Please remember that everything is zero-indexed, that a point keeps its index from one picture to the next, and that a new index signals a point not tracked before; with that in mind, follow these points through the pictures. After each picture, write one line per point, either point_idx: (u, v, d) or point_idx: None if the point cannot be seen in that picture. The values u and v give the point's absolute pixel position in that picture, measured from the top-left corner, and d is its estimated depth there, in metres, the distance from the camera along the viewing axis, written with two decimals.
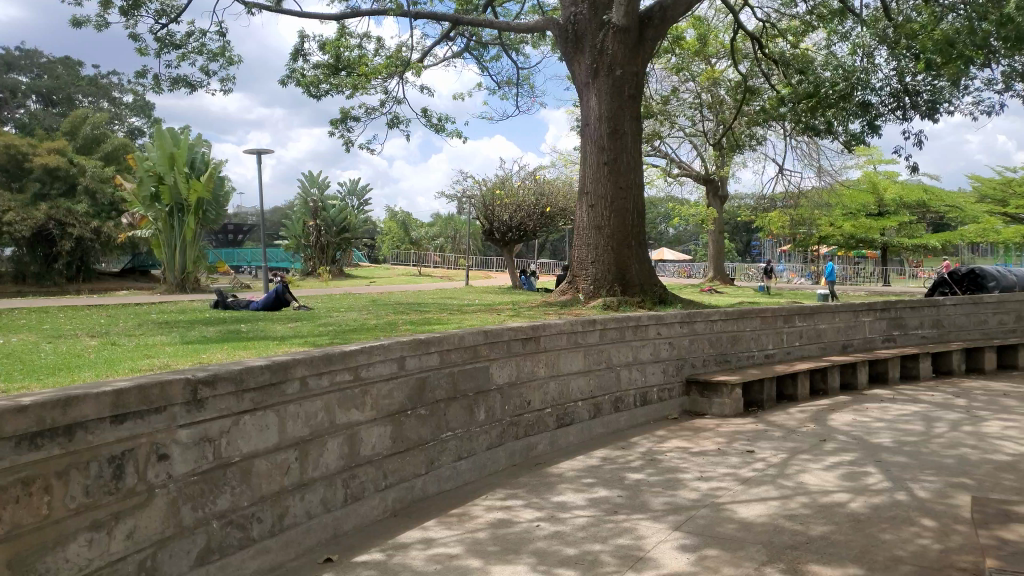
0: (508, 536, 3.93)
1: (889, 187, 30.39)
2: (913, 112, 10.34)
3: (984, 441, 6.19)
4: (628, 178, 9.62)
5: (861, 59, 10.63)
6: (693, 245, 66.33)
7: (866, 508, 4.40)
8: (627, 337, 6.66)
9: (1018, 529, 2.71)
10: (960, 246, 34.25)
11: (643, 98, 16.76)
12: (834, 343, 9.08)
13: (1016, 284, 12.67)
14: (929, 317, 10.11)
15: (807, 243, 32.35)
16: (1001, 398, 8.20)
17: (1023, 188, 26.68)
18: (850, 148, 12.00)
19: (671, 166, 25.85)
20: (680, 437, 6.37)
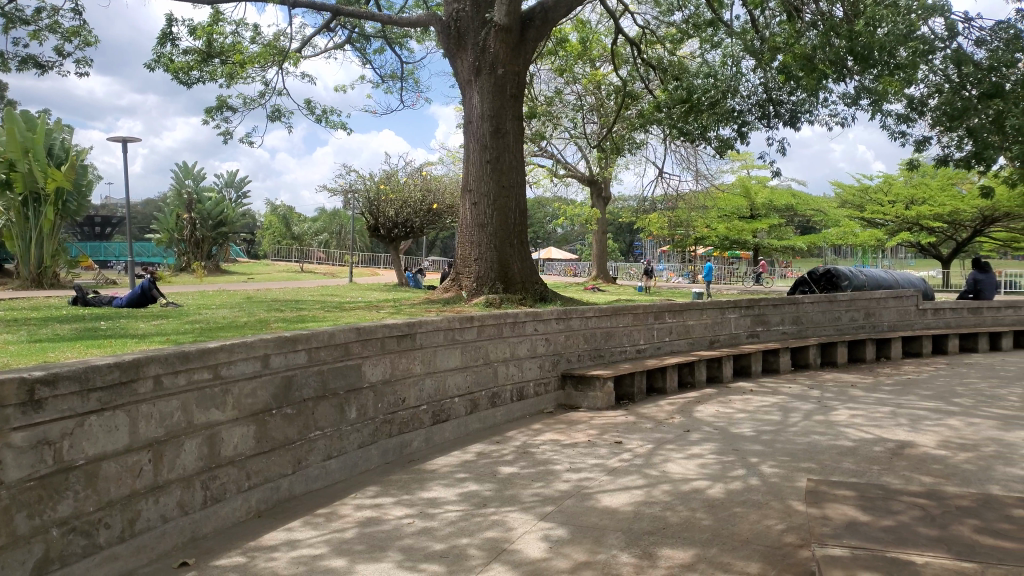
0: (375, 534, 3.91)
1: (760, 192, 32.06)
2: (776, 120, 11.03)
3: (832, 429, 6.68)
4: (509, 176, 9.75)
5: (730, 68, 11.20)
6: (580, 245, 67.66)
7: (721, 493, 4.67)
8: (504, 333, 6.75)
9: (840, 507, 2.96)
10: (824, 248, 36.60)
11: (530, 99, 16.96)
12: (702, 338, 9.54)
13: (866, 284, 13.71)
14: (789, 314, 10.76)
15: (684, 245, 33.71)
16: (849, 389, 8.87)
17: (877, 195, 28.79)
18: (721, 153, 12.61)
19: (557, 166, 26.30)
20: (554, 430, 6.53)
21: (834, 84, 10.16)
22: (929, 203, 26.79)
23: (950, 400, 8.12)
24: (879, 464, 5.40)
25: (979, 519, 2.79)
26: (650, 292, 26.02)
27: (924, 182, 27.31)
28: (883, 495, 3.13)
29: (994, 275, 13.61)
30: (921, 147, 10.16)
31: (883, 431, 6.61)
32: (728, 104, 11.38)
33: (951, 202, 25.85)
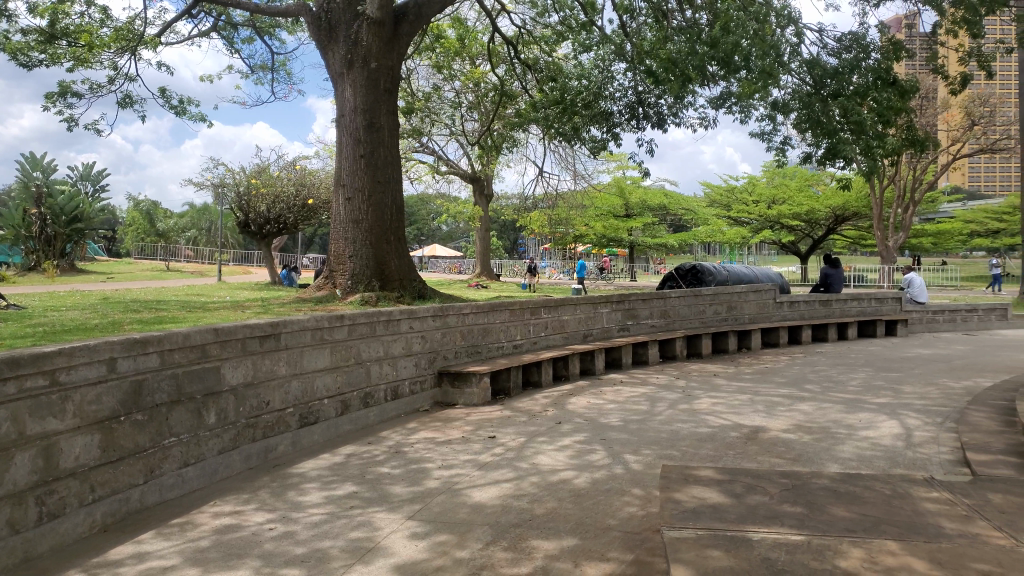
0: (234, 542, 3.76)
1: (634, 192, 33.10)
2: (646, 122, 11.42)
3: (694, 416, 7.01)
4: (385, 172, 9.60)
5: (602, 69, 11.51)
6: (462, 243, 67.67)
7: (587, 482, 4.80)
8: (377, 332, 6.62)
9: (691, 489, 3.11)
10: (694, 246, 38.31)
11: (408, 94, 16.73)
12: (576, 333, 9.76)
13: (728, 279, 14.43)
14: (657, 308, 11.18)
15: (564, 242, 34.40)
16: (712, 378, 9.35)
17: (742, 196, 30.42)
18: (595, 153, 12.94)
19: (438, 163, 26.16)
20: (429, 428, 6.50)
21: (701, 88, 10.62)
22: (788, 203, 28.53)
23: (802, 386, 8.70)
24: (735, 448, 5.71)
25: (812, 494, 2.99)
26: (531, 288, 26.43)
27: (783, 183, 29.11)
28: (730, 478, 3.30)
29: (842, 270, 14.67)
30: (782, 147, 10.80)
31: (741, 417, 7.00)
32: (602, 105, 11.66)
33: (807, 202, 27.71)
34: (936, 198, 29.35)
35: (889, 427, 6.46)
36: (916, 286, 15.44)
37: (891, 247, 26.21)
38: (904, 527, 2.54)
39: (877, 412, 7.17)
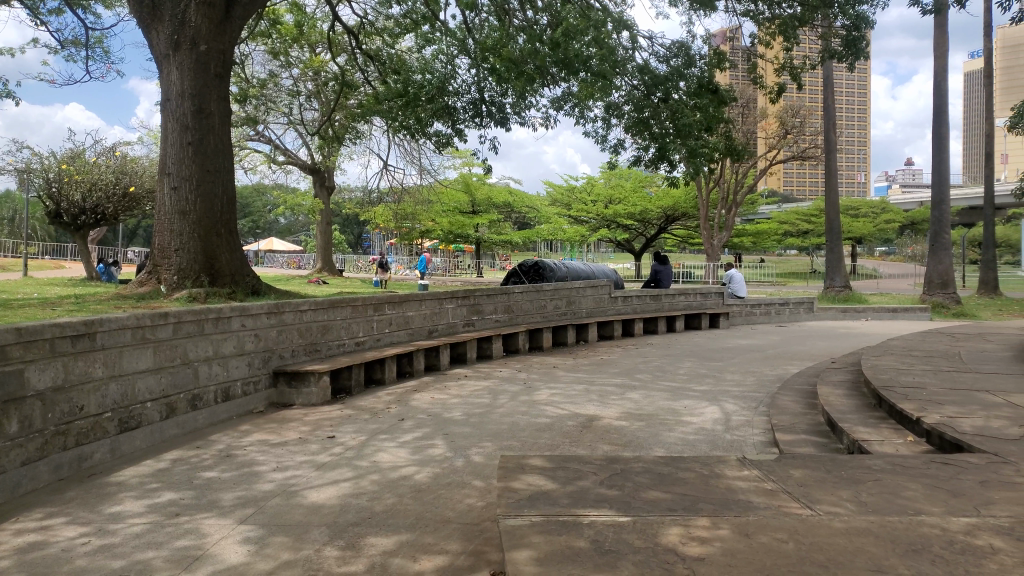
0: (39, 560, 3.44)
1: (480, 188, 32.98)
2: (489, 119, 11.54)
3: (533, 407, 7.21)
4: (215, 161, 9.10)
5: (445, 64, 11.49)
6: (303, 237, 65.38)
7: (428, 477, 4.81)
8: (206, 331, 6.27)
9: (526, 478, 3.19)
10: (537, 243, 39.18)
11: (243, 80, 15.87)
12: (420, 329, 9.71)
13: (567, 274, 14.93)
14: (501, 304, 11.30)
15: (409, 237, 34.08)
16: (552, 370, 9.64)
17: (581, 194, 31.46)
18: (439, 149, 12.93)
19: (275, 153, 25.07)
20: (264, 430, 6.25)
21: (542, 87, 10.87)
22: (622, 203, 29.89)
23: (634, 376, 9.16)
24: (571, 437, 5.93)
25: (638, 477, 3.17)
26: (383, 284, 25.96)
27: (620, 184, 30.41)
28: (562, 465, 3.42)
29: (670, 266, 15.59)
30: (616, 148, 11.32)
31: (577, 406, 7.28)
32: (445, 100, 11.62)
33: (641, 203, 29.14)
34: (754, 200, 31.82)
35: (710, 412, 6.95)
36: (737, 282, 16.57)
37: (716, 245, 28.15)
38: (718, 504, 2.75)
39: (699, 398, 7.69)
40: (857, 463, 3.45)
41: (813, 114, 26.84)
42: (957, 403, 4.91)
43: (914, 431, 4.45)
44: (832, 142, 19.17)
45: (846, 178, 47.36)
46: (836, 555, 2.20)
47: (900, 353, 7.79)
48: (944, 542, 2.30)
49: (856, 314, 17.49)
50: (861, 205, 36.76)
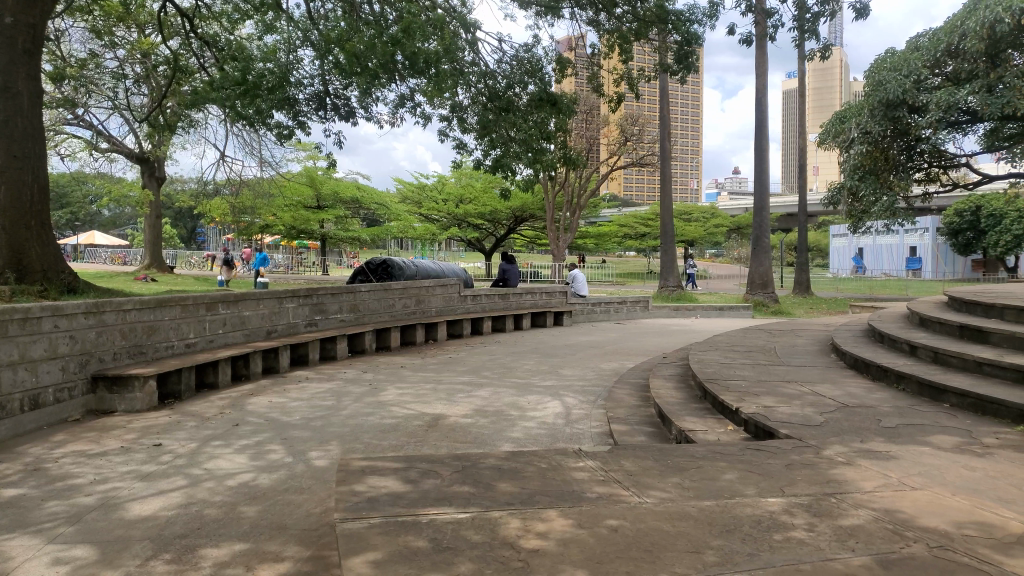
0: None
1: (325, 182, 32.02)
2: (332, 113, 11.25)
3: (378, 409, 7.11)
4: (23, 147, 8.27)
5: (287, 54, 11.05)
6: (130, 231, 60.67)
7: (266, 483, 4.63)
8: (11, 332, 5.69)
9: (368, 480, 3.15)
10: (386, 242, 38.58)
11: (59, 57, 14.43)
12: (258, 329, 9.29)
13: (415, 271, 14.68)
14: (346, 303, 11.00)
15: (249, 232, 32.50)
16: (397, 370, 9.55)
17: (431, 192, 31.27)
18: (281, 141, 12.44)
19: (98, 139, 23.05)
20: (82, 440, 5.76)
21: (387, 82, 10.70)
22: (472, 202, 30.00)
23: (480, 374, 9.27)
24: (416, 436, 5.91)
25: (479, 474, 3.21)
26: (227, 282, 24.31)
27: (469, 183, 30.58)
28: (404, 465, 3.40)
29: (517, 266, 15.91)
30: (461, 150, 11.37)
31: (422, 405, 7.26)
32: (286, 93, 11.19)
33: (491, 203, 29.45)
34: (597, 203, 33.06)
35: (552, 407, 7.17)
36: (579, 281, 17.43)
37: (561, 245, 29.01)
38: (554, 496, 2.84)
39: (542, 394, 7.90)
40: (682, 451, 3.68)
41: (650, 123, 28.27)
42: (771, 393, 5.36)
43: (734, 420, 4.82)
44: (667, 150, 20.24)
45: (680, 184, 50.24)
46: (660, 539, 2.34)
47: (724, 348, 8.39)
48: (755, 521, 2.51)
49: (687, 313, 18.63)
50: (693, 210, 39.10)
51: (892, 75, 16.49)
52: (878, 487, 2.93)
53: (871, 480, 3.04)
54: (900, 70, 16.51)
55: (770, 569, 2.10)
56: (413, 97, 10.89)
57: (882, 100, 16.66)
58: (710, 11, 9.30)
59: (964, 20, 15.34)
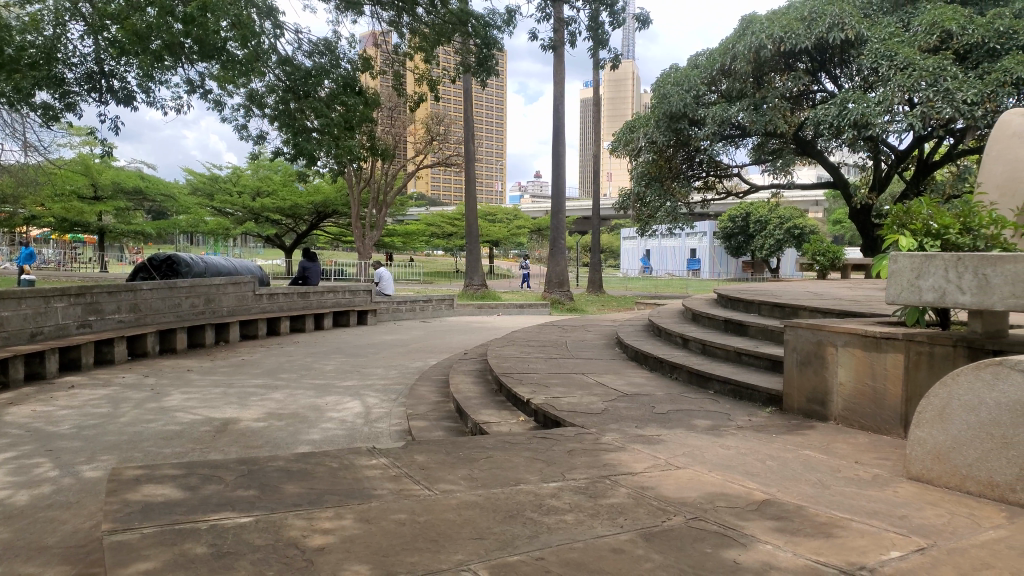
0: None
1: (104, 171, 29.15)
2: (109, 96, 10.29)
3: (162, 415, 6.63)
4: None
5: (55, 26, 9.93)
6: None
7: (22, 500, 4.16)
8: None
9: (142, 489, 2.94)
10: (175, 237, 35.85)
11: None
12: (20, 332, 8.29)
13: (206, 269, 13.77)
14: (125, 302, 10.09)
15: (8, 223, 28.74)
16: (185, 373, 8.95)
17: (227, 185, 29.54)
18: (46, 123, 11.16)
19: None
20: None
21: (174, 62, 9.94)
22: (271, 196, 28.72)
23: (277, 375, 8.92)
24: (204, 442, 5.59)
25: (265, 476, 3.11)
26: None
27: (268, 177, 29.19)
28: (183, 472, 3.22)
29: (318, 264, 15.49)
30: (259, 141, 10.88)
31: (212, 410, 6.89)
32: (53, 69, 10.07)
33: (291, 197, 28.31)
34: (404, 201, 32.93)
35: (351, 407, 7.06)
36: (384, 280, 17.29)
37: (367, 243, 28.58)
38: (344, 494, 2.83)
39: (342, 394, 7.77)
40: (473, 443, 3.78)
41: (455, 124, 28.57)
42: (561, 385, 5.66)
43: (526, 412, 5.04)
44: (472, 152, 20.58)
45: (485, 185, 51.28)
46: (446, 529, 2.41)
47: (521, 343, 8.73)
48: (535, 505, 2.66)
49: (490, 310, 19.22)
50: (498, 211, 40.10)
51: (674, 90, 17.79)
52: (647, 468, 3.20)
53: (640, 462, 3.33)
54: (682, 85, 17.87)
55: (546, 549, 2.24)
56: (204, 81, 10.21)
57: (666, 113, 18.01)
58: (508, 19, 9.57)
59: (734, 44, 16.94)
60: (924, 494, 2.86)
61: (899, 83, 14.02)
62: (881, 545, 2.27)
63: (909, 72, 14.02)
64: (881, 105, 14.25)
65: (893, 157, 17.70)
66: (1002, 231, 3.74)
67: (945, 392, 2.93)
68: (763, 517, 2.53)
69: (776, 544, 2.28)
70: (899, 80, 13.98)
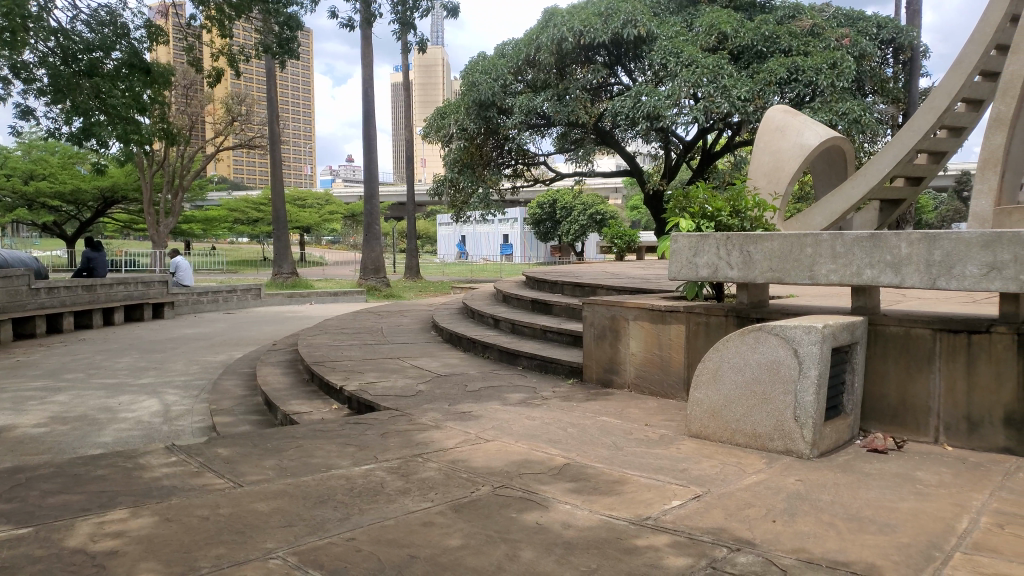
0: None
1: None
2: None
3: None
4: None
5: None
6: None
7: None
8: None
9: None
10: None
11: None
12: None
13: None
14: None
15: None
16: None
17: None
18: None
19: None
20: None
21: None
22: (48, 180, 25.75)
23: (59, 377, 8.09)
24: None
25: (45, 483, 2.85)
26: None
27: (42, 159, 26.16)
28: None
29: (105, 253, 14.18)
30: (28, 119, 9.72)
31: None
32: None
33: (72, 181, 25.56)
34: (203, 185, 30.87)
35: (147, 406, 6.58)
36: (182, 270, 16.15)
37: (162, 231, 26.47)
38: (138, 495, 2.66)
39: (137, 393, 7.20)
40: (282, 434, 3.70)
41: (256, 103, 27.13)
42: (374, 370, 5.64)
43: (338, 399, 4.99)
44: (277, 134, 19.64)
45: (293, 168, 49.30)
46: (252, 519, 2.35)
47: (333, 332, 8.56)
48: (346, 489, 2.66)
49: (301, 299, 18.56)
50: (307, 195, 38.67)
51: (483, 78, 18.09)
52: (457, 443, 3.30)
53: (451, 438, 3.42)
54: (490, 74, 18.18)
55: (357, 529, 2.26)
56: None
57: (475, 101, 18.28)
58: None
59: (538, 35, 17.54)
60: (702, 448, 3.20)
61: (685, 79, 15.20)
62: (664, 496, 2.52)
63: (693, 68, 15.26)
64: (669, 99, 15.35)
65: (680, 147, 19.10)
66: (763, 214, 4.27)
67: (717, 356, 3.28)
68: (563, 479, 2.72)
69: (575, 504, 2.46)
70: (685, 77, 15.14)
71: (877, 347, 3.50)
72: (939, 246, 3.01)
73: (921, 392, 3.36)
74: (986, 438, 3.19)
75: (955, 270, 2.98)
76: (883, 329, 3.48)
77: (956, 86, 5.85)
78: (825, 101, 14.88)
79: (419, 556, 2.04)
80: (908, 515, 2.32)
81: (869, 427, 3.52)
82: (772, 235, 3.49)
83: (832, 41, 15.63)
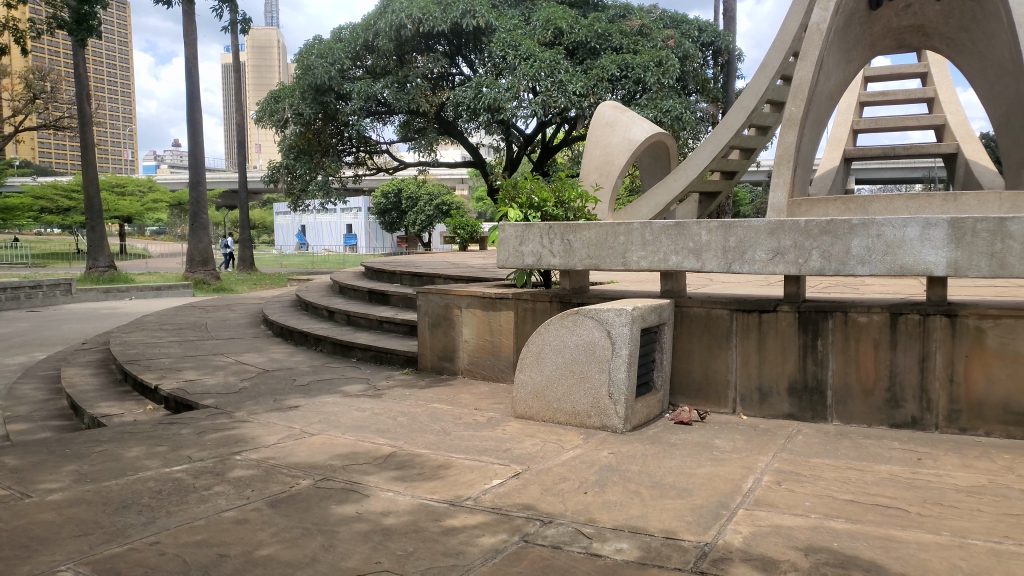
0: None
1: None
2: None
3: None
4: None
5: None
6: None
7: None
8: None
9: None
10: None
11: None
12: None
13: None
14: None
15: None
16: None
17: None
18: None
19: None
20: None
21: None
22: None
23: None
24: None
25: None
26: None
27: None
28: None
29: None
30: None
31: None
32: None
33: None
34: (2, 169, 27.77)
35: None
36: None
37: None
38: None
39: None
40: (84, 438, 3.42)
41: (63, 80, 24.66)
42: (195, 368, 5.34)
43: (153, 399, 4.68)
44: (89, 114, 17.96)
45: (110, 153, 45.49)
46: (41, 531, 2.17)
47: (151, 328, 8.00)
48: (153, 491, 2.51)
49: (119, 294, 17.28)
50: (127, 182, 35.75)
51: (318, 61, 17.38)
52: (280, 439, 3.20)
53: (273, 433, 3.32)
54: (326, 58, 17.47)
55: (161, 532, 2.14)
56: None
57: (311, 85, 17.55)
58: None
59: (376, 21, 17.20)
60: (526, 428, 3.31)
61: (524, 73, 15.53)
62: (485, 476, 2.59)
63: (531, 62, 15.61)
64: (509, 92, 15.59)
65: (520, 140, 19.47)
66: (585, 204, 4.45)
67: (538, 339, 3.39)
68: (387, 468, 2.72)
69: (396, 490, 2.47)
70: (524, 70, 15.47)
71: (683, 327, 3.77)
72: (734, 232, 3.29)
73: (721, 367, 3.65)
74: (774, 406, 3.54)
75: (746, 255, 3.27)
76: (688, 310, 3.75)
77: (761, 89, 6.37)
78: (652, 98, 15.70)
79: (229, 554, 1.97)
80: (703, 480, 2.53)
81: (677, 402, 3.78)
82: (590, 224, 3.66)
83: (659, 41, 16.54)
